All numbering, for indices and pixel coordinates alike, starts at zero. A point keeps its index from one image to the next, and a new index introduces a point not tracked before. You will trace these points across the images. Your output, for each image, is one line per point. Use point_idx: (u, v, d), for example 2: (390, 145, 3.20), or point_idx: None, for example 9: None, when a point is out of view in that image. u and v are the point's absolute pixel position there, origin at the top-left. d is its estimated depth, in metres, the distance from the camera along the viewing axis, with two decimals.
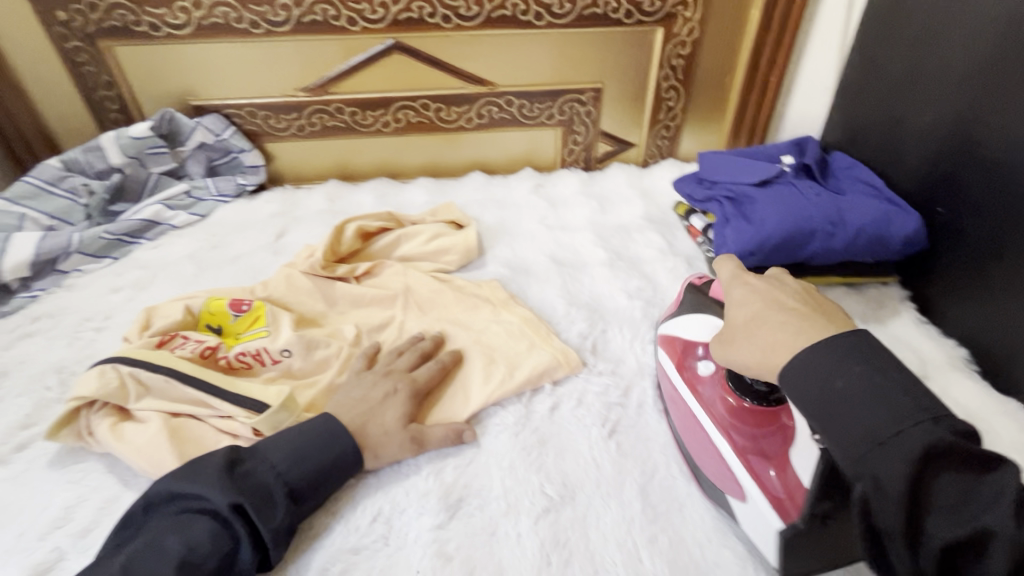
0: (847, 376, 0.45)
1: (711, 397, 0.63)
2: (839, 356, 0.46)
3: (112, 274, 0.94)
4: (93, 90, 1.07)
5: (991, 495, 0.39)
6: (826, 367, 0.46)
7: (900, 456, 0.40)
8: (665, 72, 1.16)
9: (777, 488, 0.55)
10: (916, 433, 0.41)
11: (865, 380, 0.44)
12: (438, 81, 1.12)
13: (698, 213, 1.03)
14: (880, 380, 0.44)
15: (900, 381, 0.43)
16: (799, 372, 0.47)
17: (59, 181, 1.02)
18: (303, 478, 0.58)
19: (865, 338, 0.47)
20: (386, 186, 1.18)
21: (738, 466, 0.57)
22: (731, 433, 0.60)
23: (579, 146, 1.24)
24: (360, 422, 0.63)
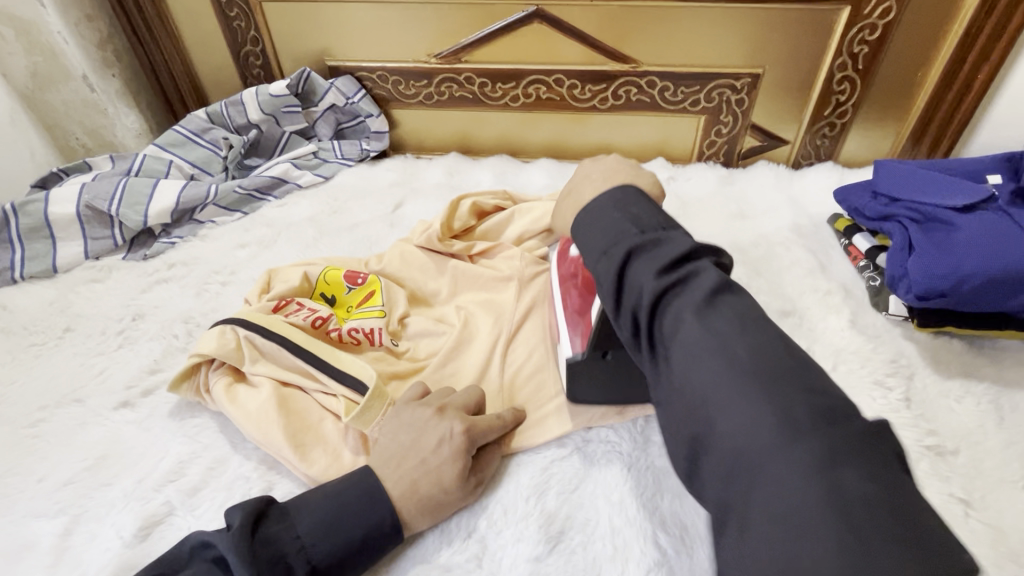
0: (611, 214, 0.51)
1: (566, 269, 0.69)
2: (612, 204, 0.52)
3: (241, 228, 0.98)
4: (240, 45, 1.10)
5: (672, 278, 0.45)
6: (603, 217, 0.51)
7: (619, 261, 0.47)
8: (843, 60, 0.99)
9: (579, 329, 0.64)
10: (630, 241, 0.48)
11: (636, 217, 0.50)
12: (577, 56, 1.03)
13: (865, 233, 0.87)
14: (620, 213, 0.51)
15: (636, 215, 0.50)
16: (582, 221, 0.53)
17: (203, 132, 1.07)
18: (328, 556, 0.52)
19: (628, 191, 0.53)
20: (506, 164, 1.12)
21: (561, 318, 0.68)
22: (568, 288, 0.68)
23: (722, 139, 1.11)
24: (410, 486, 0.55)
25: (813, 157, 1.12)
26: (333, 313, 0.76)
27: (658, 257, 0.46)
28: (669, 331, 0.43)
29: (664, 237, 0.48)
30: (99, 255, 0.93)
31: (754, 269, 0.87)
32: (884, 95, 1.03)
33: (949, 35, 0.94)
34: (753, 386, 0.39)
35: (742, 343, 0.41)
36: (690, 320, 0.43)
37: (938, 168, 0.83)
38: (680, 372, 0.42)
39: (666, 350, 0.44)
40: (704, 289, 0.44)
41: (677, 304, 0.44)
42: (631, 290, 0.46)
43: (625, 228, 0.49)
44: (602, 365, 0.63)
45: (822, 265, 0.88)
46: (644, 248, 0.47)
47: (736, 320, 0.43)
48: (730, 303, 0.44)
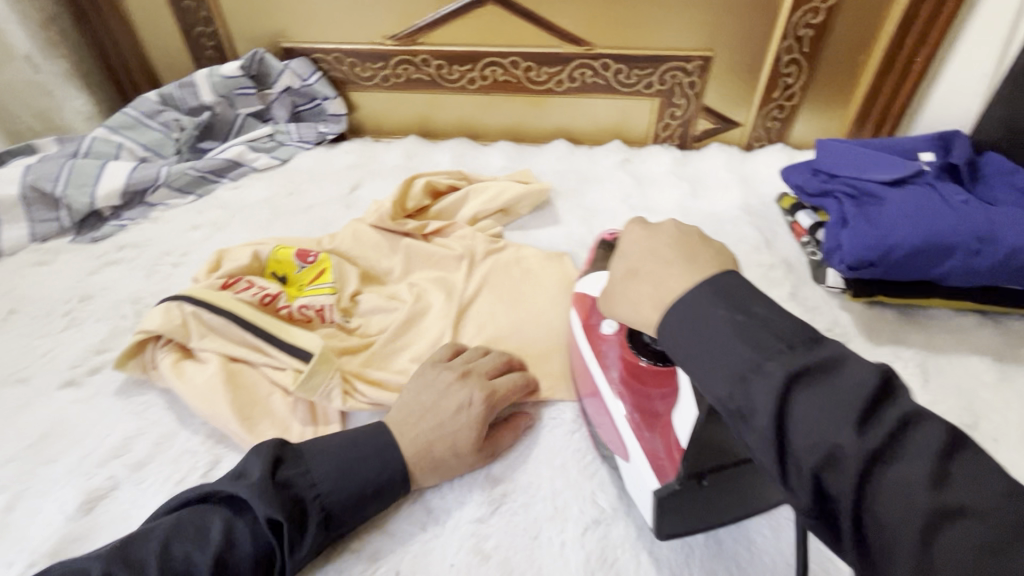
0: (717, 322, 0.41)
1: (612, 360, 0.59)
2: (716, 298, 0.42)
3: (194, 210, 0.96)
4: (192, 25, 1.08)
5: (843, 409, 0.35)
6: (705, 316, 0.42)
7: (767, 389, 0.37)
8: (789, 44, 1.01)
9: (659, 446, 0.52)
10: (776, 368, 0.37)
11: (765, 323, 0.40)
12: (532, 38, 1.04)
13: (806, 210, 0.91)
14: (743, 319, 0.40)
15: (764, 318, 0.40)
16: (682, 323, 0.43)
17: (155, 114, 1.05)
18: (343, 501, 0.52)
19: (723, 279, 0.43)
20: (465, 146, 1.13)
21: (625, 431, 0.55)
22: (622, 394, 0.56)
23: (676, 121, 1.13)
24: (425, 445, 0.56)
25: (764, 139, 1.14)
26: (284, 290, 0.76)
27: (833, 392, 0.36)
28: (884, 511, 0.33)
29: (823, 359, 0.38)
30: (46, 238, 0.91)
31: None
32: (829, 79, 1.06)
33: (888, 19, 0.97)
34: (982, 557, 0.30)
35: (968, 498, 0.32)
36: (888, 469, 0.34)
37: (873, 146, 0.86)
38: (896, 555, 0.32)
39: (879, 540, 0.33)
40: (895, 429, 0.34)
41: (848, 444, 0.34)
42: (803, 442, 0.36)
43: (765, 342, 0.39)
44: (698, 493, 0.51)
45: (768, 241, 0.91)
46: (803, 379, 0.37)
47: (952, 472, 0.33)
48: (955, 457, 0.34)
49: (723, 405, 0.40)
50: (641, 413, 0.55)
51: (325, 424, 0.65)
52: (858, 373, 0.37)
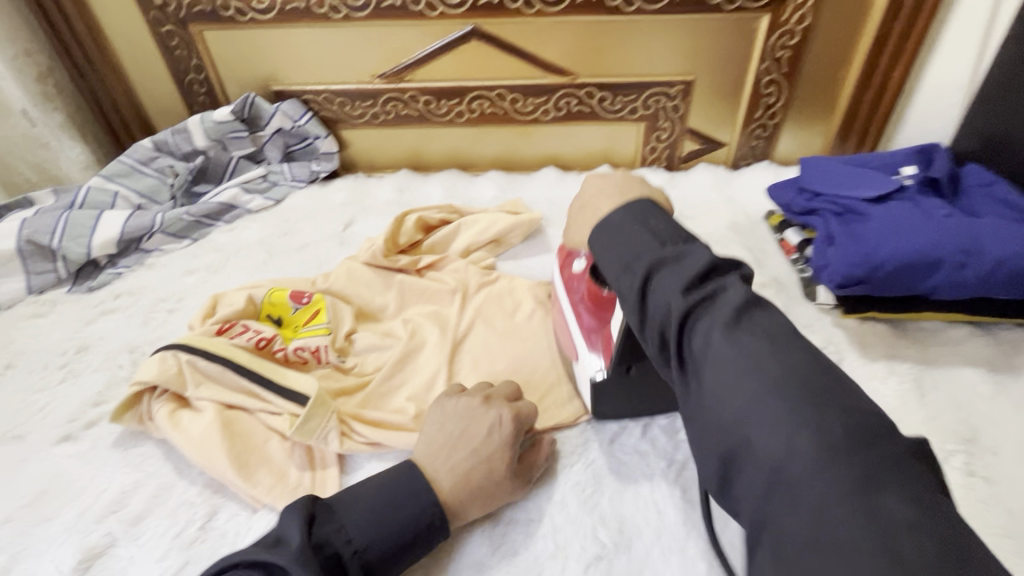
0: (629, 228, 0.52)
1: (577, 288, 0.68)
2: (632, 219, 0.53)
3: (189, 255, 0.97)
4: (183, 74, 1.10)
5: (694, 287, 0.45)
6: (623, 229, 0.52)
7: (637, 273, 0.48)
8: (768, 65, 1.03)
9: (600, 346, 0.64)
10: (647, 255, 0.49)
11: (654, 229, 0.52)
12: (516, 71, 1.06)
13: (795, 227, 0.91)
14: (642, 226, 0.52)
15: (658, 229, 0.52)
16: (602, 233, 0.54)
17: (150, 160, 1.07)
18: (381, 551, 0.51)
19: (640, 205, 0.54)
20: (456, 178, 1.14)
21: (579, 339, 0.67)
22: (582, 313, 0.67)
23: (662, 144, 1.15)
24: (466, 469, 0.56)
25: (750, 157, 1.16)
26: (279, 333, 0.76)
27: (682, 268, 0.46)
28: (694, 342, 0.44)
29: (685, 251, 0.48)
30: (43, 289, 0.92)
31: None
32: (810, 97, 1.08)
33: (864, 37, 0.99)
34: (785, 403, 0.39)
35: (763, 352, 0.42)
36: (717, 331, 0.43)
37: (857, 162, 0.87)
38: (710, 393, 0.42)
39: (698, 364, 0.43)
40: (717, 294, 0.45)
41: (711, 322, 0.44)
42: (656, 297, 0.46)
43: (646, 240, 0.50)
44: (628, 379, 0.63)
45: (758, 260, 0.91)
46: (666, 261, 0.48)
47: (756, 330, 0.43)
48: (754, 315, 0.44)
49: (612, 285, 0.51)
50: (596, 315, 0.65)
51: (323, 468, 0.65)
52: (719, 269, 0.47)
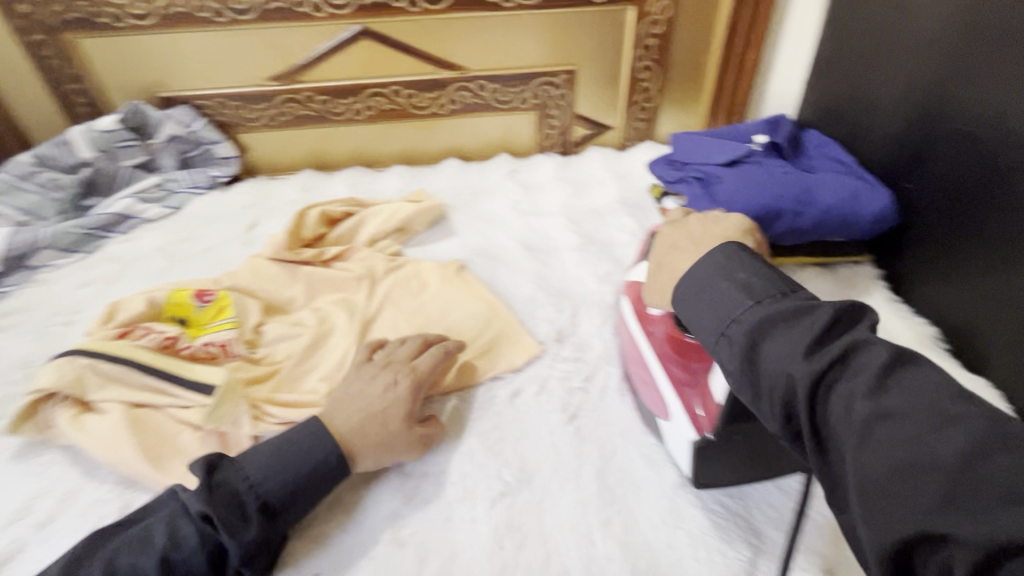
0: (716, 285, 0.49)
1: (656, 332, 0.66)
2: (714, 270, 0.51)
3: (83, 267, 0.95)
4: (61, 84, 1.07)
5: (791, 342, 0.42)
6: (707, 284, 0.50)
7: (738, 340, 0.45)
8: (639, 53, 1.14)
9: (696, 405, 0.58)
10: (746, 319, 0.46)
11: (747, 283, 0.48)
12: (408, 67, 1.11)
13: (671, 196, 1.02)
14: (739, 282, 0.49)
15: (752, 280, 0.48)
16: (688, 287, 0.52)
17: (29, 176, 1.02)
18: (280, 489, 0.56)
19: (726, 250, 0.52)
20: (361, 174, 1.17)
21: (671, 395, 0.61)
22: (669, 364, 0.63)
23: (555, 131, 1.23)
24: (353, 426, 0.60)
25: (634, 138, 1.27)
26: (183, 331, 0.77)
27: (794, 329, 0.43)
28: (833, 411, 0.39)
29: (795, 305, 0.45)
30: None
31: (586, 238, 0.99)
32: (679, 80, 1.19)
33: (716, 25, 1.12)
34: (921, 425, 0.36)
35: (900, 402, 0.37)
36: (835, 380, 0.40)
37: (717, 134, 0.99)
38: (855, 459, 0.37)
39: (838, 442, 0.39)
40: (844, 352, 0.41)
41: (801, 359, 0.41)
42: (767, 366, 0.43)
43: (735, 300, 0.47)
44: (732, 446, 0.56)
45: (642, 227, 1.01)
46: (773, 321, 0.44)
47: (896, 383, 0.39)
48: (901, 368, 0.39)
49: (711, 353, 0.48)
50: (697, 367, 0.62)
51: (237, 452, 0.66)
52: (845, 317, 0.43)
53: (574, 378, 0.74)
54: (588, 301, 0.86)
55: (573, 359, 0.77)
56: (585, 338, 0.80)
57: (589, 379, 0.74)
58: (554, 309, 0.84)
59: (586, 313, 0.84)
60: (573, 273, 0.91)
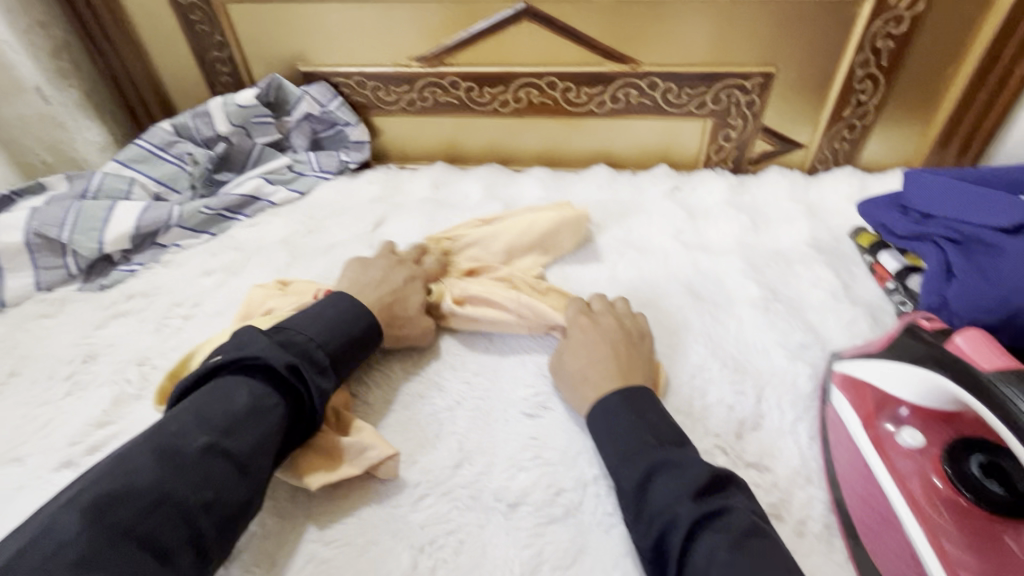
0: (628, 419, 0.57)
1: (908, 471, 0.52)
2: (630, 409, 0.57)
3: (208, 252, 0.90)
4: (206, 51, 1.01)
5: (681, 487, 0.49)
6: (620, 419, 0.57)
7: (638, 471, 0.52)
8: (865, 56, 0.89)
9: None
10: (646, 457, 0.53)
11: (652, 425, 0.56)
12: (571, 56, 0.94)
13: (891, 250, 0.79)
14: (636, 418, 0.57)
15: (652, 422, 0.56)
16: (601, 421, 0.58)
17: (169, 146, 0.99)
18: (276, 381, 0.53)
19: (642, 391, 0.60)
20: (497, 174, 1.04)
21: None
22: (938, 533, 0.48)
23: (730, 143, 1.02)
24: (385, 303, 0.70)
25: (830, 162, 1.02)
26: None
27: (679, 475, 0.50)
28: (696, 556, 0.45)
29: (684, 459, 0.52)
30: (53, 286, 0.85)
31: (770, 291, 0.79)
32: (909, 95, 0.93)
33: (985, 28, 0.84)
34: None
35: (749, 560, 0.43)
36: (703, 538, 0.46)
37: (977, 179, 0.74)
38: None
39: (694, 574, 0.44)
40: (718, 510, 0.48)
41: (717, 537, 0.45)
42: (652, 504, 0.50)
43: (650, 438, 0.54)
44: None
45: (845, 286, 0.79)
46: (664, 466, 0.52)
47: (751, 547, 0.45)
48: (754, 539, 0.46)
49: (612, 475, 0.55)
50: (981, 548, 0.47)
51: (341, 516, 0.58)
52: (718, 484, 0.50)
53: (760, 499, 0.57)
54: (776, 385, 0.67)
55: (757, 467, 0.60)
56: (772, 439, 0.62)
57: (780, 504, 0.57)
58: (731, 388, 0.66)
59: (773, 402, 0.65)
60: (753, 339, 0.72)
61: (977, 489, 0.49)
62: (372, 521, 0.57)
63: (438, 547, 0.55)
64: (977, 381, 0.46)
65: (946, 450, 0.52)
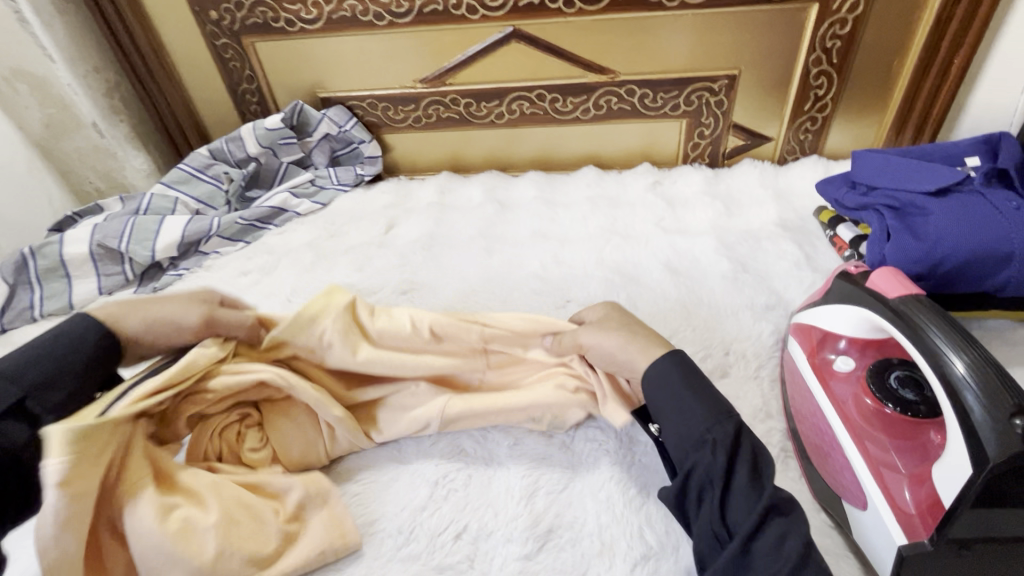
0: (695, 396, 0.57)
1: (844, 395, 0.61)
2: (688, 382, 0.59)
3: (243, 257, 1.02)
4: (237, 84, 1.16)
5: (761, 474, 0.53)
6: (683, 392, 0.58)
7: (715, 446, 0.54)
8: (817, 56, 1.00)
9: (907, 499, 0.51)
10: (719, 435, 0.54)
11: (703, 400, 0.57)
12: (556, 70, 1.07)
13: (848, 222, 0.88)
14: (703, 394, 0.57)
15: (711, 396, 0.58)
16: (660, 386, 0.59)
17: (206, 168, 1.13)
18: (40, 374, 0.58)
19: (687, 362, 0.61)
20: (496, 179, 1.16)
21: (866, 474, 0.54)
22: (866, 441, 0.57)
23: (705, 141, 1.13)
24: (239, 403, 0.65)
25: (797, 152, 1.12)
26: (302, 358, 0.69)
27: (751, 460, 0.53)
28: (768, 540, 0.49)
29: (747, 440, 0.55)
30: (112, 291, 0.98)
31: (740, 264, 0.88)
32: (863, 87, 1.03)
33: (920, 24, 0.95)
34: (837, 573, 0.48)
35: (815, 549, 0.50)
36: (775, 524, 0.50)
37: (916, 154, 0.83)
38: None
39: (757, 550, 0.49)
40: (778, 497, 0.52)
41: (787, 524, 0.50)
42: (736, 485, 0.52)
43: (720, 414, 0.56)
44: (959, 562, 0.46)
45: (808, 256, 0.88)
46: (741, 448, 0.54)
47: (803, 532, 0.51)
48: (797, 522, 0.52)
49: (675, 439, 0.57)
50: (902, 446, 0.55)
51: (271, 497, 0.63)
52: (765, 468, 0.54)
53: None
54: (743, 340, 0.76)
55: None
56: (739, 383, 0.71)
57: None
58: (703, 344, 0.76)
59: (740, 353, 0.74)
60: (723, 305, 0.82)
61: (898, 398, 0.58)
62: (394, 462, 0.67)
63: (450, 481, 0.65)
64: (888, 307, 0.56)
65: (875, 371, 0.61)
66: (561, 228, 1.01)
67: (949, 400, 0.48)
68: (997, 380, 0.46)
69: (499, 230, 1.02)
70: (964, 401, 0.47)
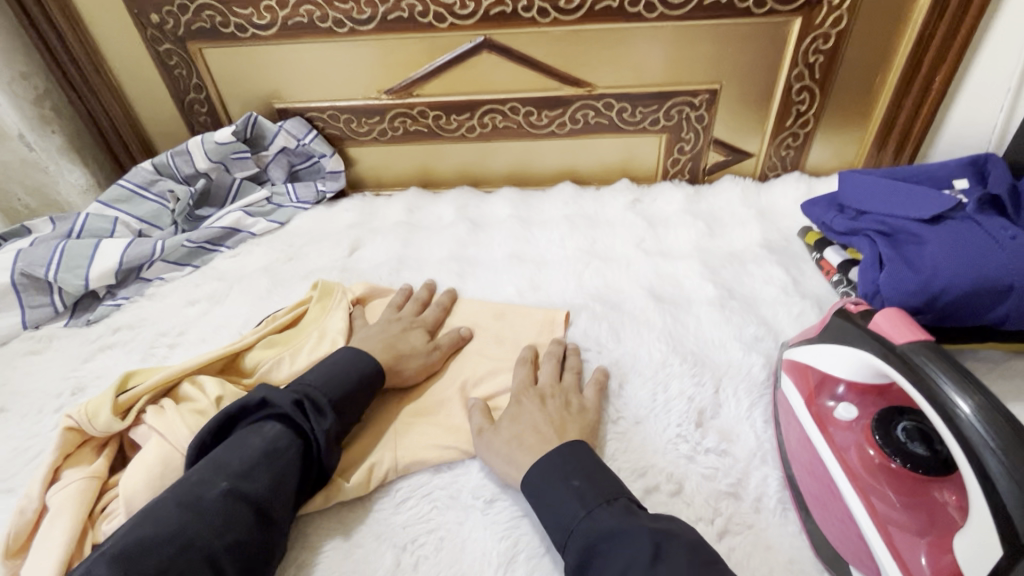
0: (560, 487, 0.53)
1: (847, 443, 0.57)
2: (564, 469, 0.54)
3: (192, 283, 0.93)
4: (184, 94, 1.06)
5: (622, 565, 0.45)
6: (549, 485, 0.53)
7: (580, 545, 0.48)
8: (800, 71, 0.96)
9: (924, 570, 0.46)
10: (582, 530, 0.49)
11: (580, 491, 0.52)
12: (531, 82, 1.01)
13: (835, 246, 0.84)
14: (577, 484, 0.52)
15: (583, 487, 0.52)
16: (539, 472, 0.55)
17: (150, 184, 1.03)
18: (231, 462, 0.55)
19: (576, 446, 0.56)
20: (468, 196, 1.09)
21: (876, 537, 0.49)
22: (873, 498, 0.53)
23: (685, 156, 1.09)
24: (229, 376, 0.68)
25: (779, 168, 1.09)
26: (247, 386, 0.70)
27: (616, 546, 0.46)
28: None
29: (622, 520, 0.48)
30: (39, 324, 0.88)
31: (726, 290, 0.84)
32: (844, 103, 1.01)
33: (903, 40, 0.92)
34: None
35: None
36: None
37: (905, 176, 0.81)
38: None
39: None
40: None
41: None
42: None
43: (589, 500, 0.51)
44: None
45: (795, 281, 0.85)
46: (606, 535, 0.48)
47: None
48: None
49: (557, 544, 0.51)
50: (912, 505, 0.52)
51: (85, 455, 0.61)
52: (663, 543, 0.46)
53: (722, 480, 0.61)
54: (732, 374, 0.72)
55: (717, 451, 0.64)
56: (730, 422, 0.67)
57: (739, 481, 0.61)
58: (691, 380, 0.71)
59: (730, 390, 0.70)
60: (711, 335, 0.77)
61: (906, 452, 0.54)
62: (357, 524, 0.60)
63: (419, 546, 0.58)
64: (895, 352, 0.51)
65: (878, 419, 0.57)
66: (538, 250, 0.96)
67: (964, 454, 0.44)
68: (1018, 439, 0.42)
69: (471, 252, 0.96)
70: (985, 463, 0.42)
